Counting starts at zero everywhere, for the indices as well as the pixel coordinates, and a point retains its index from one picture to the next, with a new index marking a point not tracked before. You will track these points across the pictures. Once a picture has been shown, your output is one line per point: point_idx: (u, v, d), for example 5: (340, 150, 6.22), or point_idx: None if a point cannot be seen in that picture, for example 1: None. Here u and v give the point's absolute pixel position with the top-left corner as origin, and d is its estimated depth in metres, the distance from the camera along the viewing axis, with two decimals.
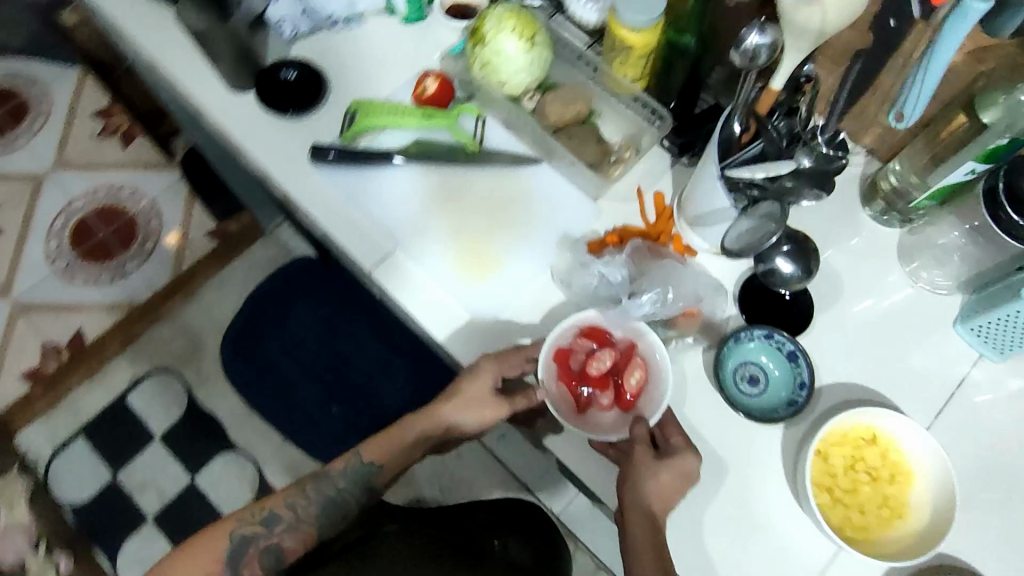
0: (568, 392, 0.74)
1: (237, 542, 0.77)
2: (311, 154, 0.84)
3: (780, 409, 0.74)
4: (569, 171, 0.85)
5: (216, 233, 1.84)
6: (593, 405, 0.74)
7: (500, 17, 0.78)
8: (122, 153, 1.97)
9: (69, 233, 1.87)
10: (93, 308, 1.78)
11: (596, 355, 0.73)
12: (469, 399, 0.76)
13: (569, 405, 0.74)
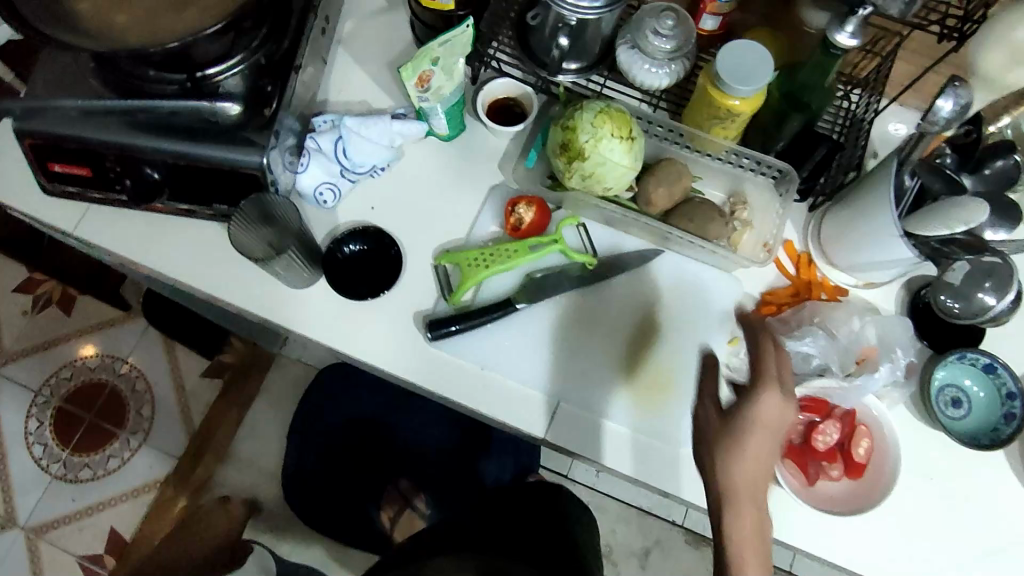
0: (797, 469, 0.71)
1: None
2: (428, 334, 0.73)
3: (997, 423, 0.73)
4: (695, 251, 0.78)
5: (212, 370, 1.46)
6: (823, 476, 0.71)
7: (596, 124, 0.70)
8: (65, 322, 1.51)
9: (51, 430, 1.45)
10: (115, 501, 1.40)
11: (821, 428, 0.71)
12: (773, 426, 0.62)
13: (799, 477, 0.70)
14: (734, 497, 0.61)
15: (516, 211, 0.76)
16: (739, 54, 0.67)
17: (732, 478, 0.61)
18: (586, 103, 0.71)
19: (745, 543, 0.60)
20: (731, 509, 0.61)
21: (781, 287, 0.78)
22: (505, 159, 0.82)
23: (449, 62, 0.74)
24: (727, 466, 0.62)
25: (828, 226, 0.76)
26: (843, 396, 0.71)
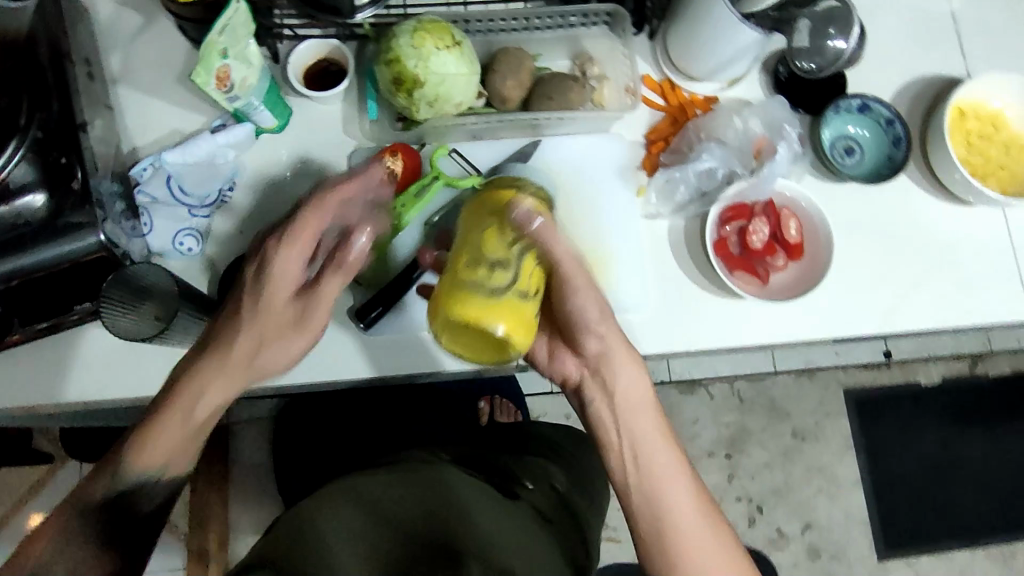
0: (749, 275, 0.73)
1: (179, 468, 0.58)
2: (360, 324, 0.70)
3: (891, 151, 0.77)
4: (568, 125, 0.77)
5: None
6: (772, 271, 0.74)
7: (416, 44, 0.65)
8: None
9: None
10: None
11: (750, 228, 0.73)
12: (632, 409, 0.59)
13: (751, 282, 0.73)
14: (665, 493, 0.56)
15: (386, 166, 0.70)
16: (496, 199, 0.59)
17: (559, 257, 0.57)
18: (396, 28, 0.66)
19: (676, 533, 0.55)
20: (664, 463, 0.57)
21: (658, 121, 0.78)
22: (348, 123, 0.76)
23: (240, 49, 0.66)
24: (674, 546, 0.55)
25: (674, 44, 0.76)
26: (755, 192, 0.73)
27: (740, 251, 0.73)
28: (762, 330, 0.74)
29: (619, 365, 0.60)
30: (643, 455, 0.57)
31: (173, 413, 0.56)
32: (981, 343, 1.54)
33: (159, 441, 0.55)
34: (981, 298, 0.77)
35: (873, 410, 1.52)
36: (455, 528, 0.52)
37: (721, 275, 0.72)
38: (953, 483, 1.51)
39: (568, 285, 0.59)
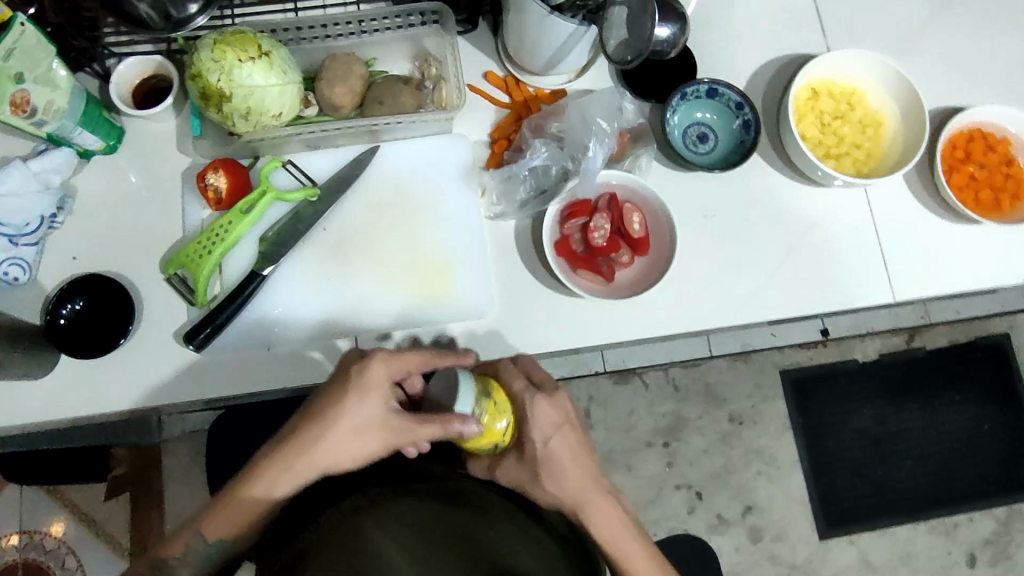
0: (593, 274, 0.71)
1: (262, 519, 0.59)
2: (190, 346, 0.68)
3: (740, 137, 0.75)
4: (408, 128, 0.75)
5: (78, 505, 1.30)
6: (618, 267, 0.72)
7: (217, 57, 0.63)
8: None
9: None
10: None
11: (592, 225, 0.71)
12: (585, 485, 0.65)
13: (596, 281, 0.71)
14: (628, 559, 0.65)
15: (208, 183, 0.70)
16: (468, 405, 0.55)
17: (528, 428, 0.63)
18: (198, 42, 0.64)
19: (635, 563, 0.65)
20: (625, 545, 0.65)
21: (501, 119, 0.76)
22: (182, 138, 0.74)
23: (39, 71, 0.64)
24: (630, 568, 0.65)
25: (508, 40, 0.74)
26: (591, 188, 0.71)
27: (584, 250, 0.71)
28: (613, 328, 0.72)
29: (558, 464, 0.64)
30: (600, 523, 0.65)
31: (246, 508, 0.58)
32: (917, 316, 1.53)
33: (236, 518, 0.58)
34: (844, 278, 0.75)
35: (811, 389, 1.51)
36: (485, 550, 0.54)
37: (562, 276, 0.70)
38: (894, 458, 1.49)
39: (535, 478, 0.64)
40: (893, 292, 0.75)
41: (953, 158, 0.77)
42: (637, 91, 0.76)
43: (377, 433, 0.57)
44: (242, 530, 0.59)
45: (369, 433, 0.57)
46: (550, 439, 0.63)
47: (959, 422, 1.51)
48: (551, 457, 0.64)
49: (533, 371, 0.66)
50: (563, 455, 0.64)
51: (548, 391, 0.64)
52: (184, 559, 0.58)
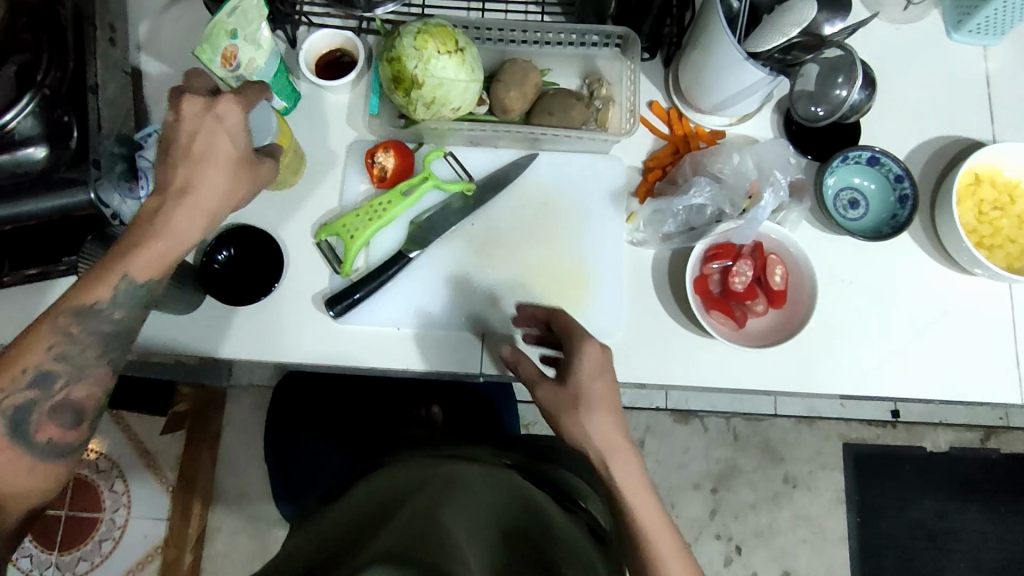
0: (725, 316, 0.72)
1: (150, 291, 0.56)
2: (331, 312, 0.71)
3: (894, 210, 0.75)
4: (567, 142, 0.77)
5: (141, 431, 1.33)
6: (751, 315, 0.72)
7: (418, 46, 0.66)
8: None
9: None
10: None
11: (733, 269, 0.72)
12: (610, 403, 0.59)
13: (728, 324, 0.72)
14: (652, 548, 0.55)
15: (376, 161, 0.73)
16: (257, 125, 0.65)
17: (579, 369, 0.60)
18: (402, 28, 0.67)
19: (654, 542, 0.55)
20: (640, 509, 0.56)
21: (659, 149, 0.77)
22: (352, 113, 0.78)
23: (251, 31, 0.67)
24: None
25: (684, 75, 0.75)
26: (745, 232, 0.71)
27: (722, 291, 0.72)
28: (732, 373, 0.72)
29: (593, 413, 0.58)
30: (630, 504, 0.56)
31: (157, 250, 0.54)
32: (997, 416, 1.48)
33: (163, 262, 0.55)
34: (973, 369, 0.74)
35: (872, 467, 1.47)
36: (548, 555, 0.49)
37: (697, 313, 0.70)
38: (945, 555, 1.45)
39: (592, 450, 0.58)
40: (1022, 394, 0.74)
41: None
42: (800, 146, 0.76)
43: (569, 403, 0.59)
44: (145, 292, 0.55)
45: (233, 173, 0.56)
46: (596, 383, 0.60)
47: (1021, 533, 1.45)
48: (588, 394, 0.59)
49: (570, 326, 0.63)
50: (596, 382, 0.60)
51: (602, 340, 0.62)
52: (70, 342, 0.54)
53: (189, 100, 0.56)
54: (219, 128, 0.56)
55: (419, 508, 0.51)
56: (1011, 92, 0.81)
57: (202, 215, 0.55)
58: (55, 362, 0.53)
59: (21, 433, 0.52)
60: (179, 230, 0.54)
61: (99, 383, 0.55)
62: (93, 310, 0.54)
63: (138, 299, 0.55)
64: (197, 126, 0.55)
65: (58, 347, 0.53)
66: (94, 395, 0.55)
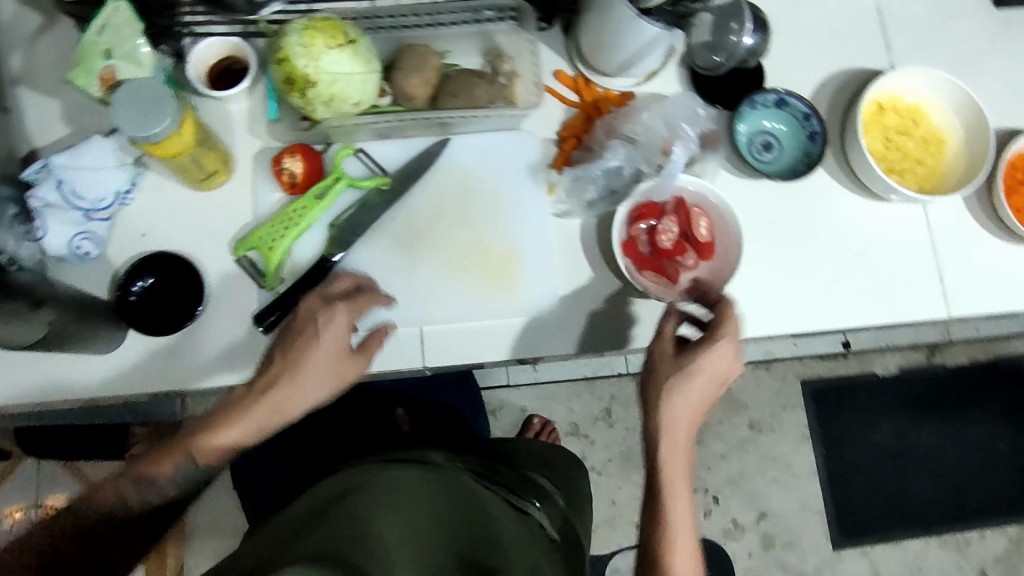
0: (657, 275, 0.72)
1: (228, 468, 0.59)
2: (261, 328, 0.69)
3: (806, 148, 0.76)
4: (477, 122, 0.76)
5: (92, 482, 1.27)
6: (683, 271, 0.72)
7: (305, 44, 0.64)
8: None
9: None
10: None
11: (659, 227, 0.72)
12: (726, 369, 0.64)
13: (661, 283, 0.71)
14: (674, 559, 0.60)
15: (283, 167, 0.71)
16: (138, 95, 0.60)
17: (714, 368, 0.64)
18: (287, 26, 0.65)
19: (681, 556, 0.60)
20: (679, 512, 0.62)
21: (571, 117, 0.77)
22: (254, 121, 0.75)
23: (126, 47, 0.65)
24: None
25: (584, 40, 0.74)
26: (660, 190, 0.72)
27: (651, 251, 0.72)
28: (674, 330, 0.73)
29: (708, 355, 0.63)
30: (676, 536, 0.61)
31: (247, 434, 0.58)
32: (938, 333, 1.54)
33: (262, 424, 0.59)
34: (899, 291, 0.76)
35: (830, 400, 1.52)
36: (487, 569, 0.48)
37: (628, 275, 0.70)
38: (909, 473, 1.50)
39: (665, 407, 0.63)
40: (949, 309, 0.77)
41: (1013, 181, 0.77)
42: (708, 96, 0.76)
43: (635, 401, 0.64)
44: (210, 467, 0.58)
45: (334, 378, 0.61)
46: (705, 359, 0.63)
47: (975, 440, 1.52)
48: (690, 364, 0.63)
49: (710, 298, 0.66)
50: (699, 383, 0.63)
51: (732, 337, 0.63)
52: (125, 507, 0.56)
53: (310, 300, 0.63)
54: (341, 306, 0.62)
55: (359, 508, 0.51)
56: (904, 19, 0.82)
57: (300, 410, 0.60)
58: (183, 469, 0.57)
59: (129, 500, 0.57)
60: (266, 409, 0.59)
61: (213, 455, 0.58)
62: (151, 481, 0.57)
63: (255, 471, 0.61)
64: (334, 333, 0.61)
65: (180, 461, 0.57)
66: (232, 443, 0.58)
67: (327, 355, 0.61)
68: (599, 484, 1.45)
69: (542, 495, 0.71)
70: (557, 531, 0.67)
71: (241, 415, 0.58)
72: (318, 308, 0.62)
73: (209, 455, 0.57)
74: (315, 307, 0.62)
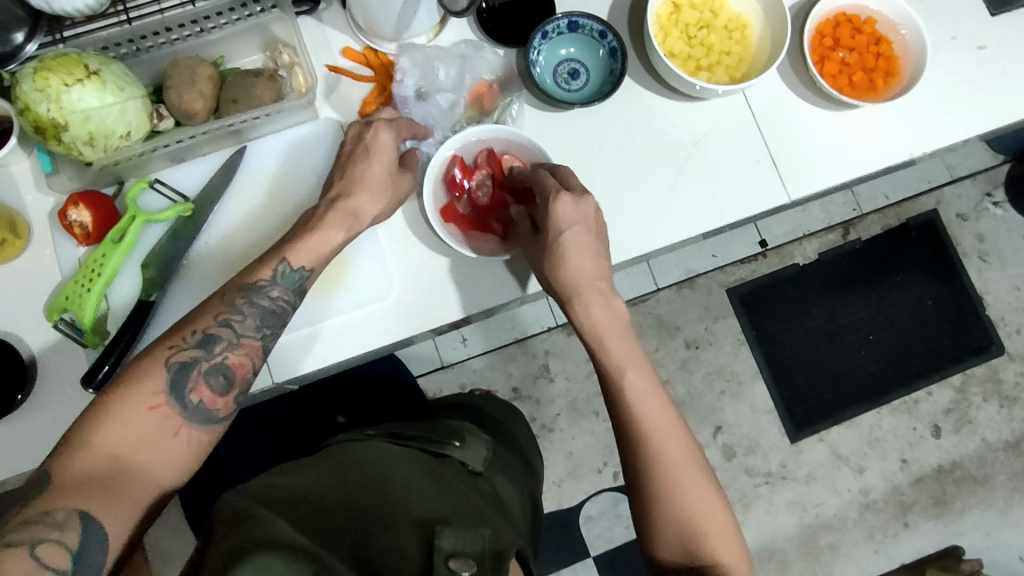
0: (485, 234, 0.71)
1: (172, 371, 0.56)
2: (90, 388, 0.66)
3: (610, 69, 0.74)
4: (271, 123, 0.72)
5: None
6: (508, 224, 0.72)
7: (41, 86, 0.60)
8: None
9: None
10: None
11: (472, 184, 0.72)
12: (582, 244, 0.65)
13: (491, 238, 0.71)
14: (670, 471, 0.62)
15: (72, 220, 0.67)
16: None
17: (568, 240, 0.65)
18: (19, 73, 0.61)
19: (676, 467, 0.62)
20: (660, 425, 0.63)
21: (369, 94, 0.74)
22: (37, 179, 0.71)
23: None
24: (686, 487, 0.62)
25: (355, 12, 0.70)
26: (467, 149, 0.72)
27: (470, 211, 0.72)
28: None
29: (567, 235, 0.65)
30: (659, 444, 0.62)
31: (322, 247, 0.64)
32: (848, 208, 1.45)
33: (317, 252, 0.64)
34: (738, 184, 0.75)
35: (758, 302, 1.42)
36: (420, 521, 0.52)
37: (447, 233, 0.69)
38: (846, 350, 1.43)
39: (570, 292, 0.65)
40: (787, 192, 0.76)
41: (823, 48, 0.77)
42: (497, 38, 0.74)
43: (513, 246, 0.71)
44: (172, 399, 0.55)
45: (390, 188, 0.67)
46: (566, 232, 0.65)
47: (902, 303, 1.45)
48: (561, 243, 0.65)
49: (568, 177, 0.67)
50: (580, 254, 0.65)
51: (572, 191, 0.66)
52: (69, 482, 0.49)
53: (353, 127, 0.69)
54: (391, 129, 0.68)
55: (265, 515, 0.48)
56: None
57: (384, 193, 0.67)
58: (221, 327, 0.59)
59: (180, 392, 0.56)
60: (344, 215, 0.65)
61: (250, 355, 0.60)
62: (121, 418, 0.53)
63: (294, 284, 0.63)
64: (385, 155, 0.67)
65: (223, 314, 0.59)
66: (245, 365, 0.60)
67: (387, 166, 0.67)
68: (551, 440, 1.34)
69: (463, 433, 0.72)
70: (481, 464, 0.68)
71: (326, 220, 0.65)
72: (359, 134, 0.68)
73: (174, 397, 0.55)
74: (361, 130, 0.68)
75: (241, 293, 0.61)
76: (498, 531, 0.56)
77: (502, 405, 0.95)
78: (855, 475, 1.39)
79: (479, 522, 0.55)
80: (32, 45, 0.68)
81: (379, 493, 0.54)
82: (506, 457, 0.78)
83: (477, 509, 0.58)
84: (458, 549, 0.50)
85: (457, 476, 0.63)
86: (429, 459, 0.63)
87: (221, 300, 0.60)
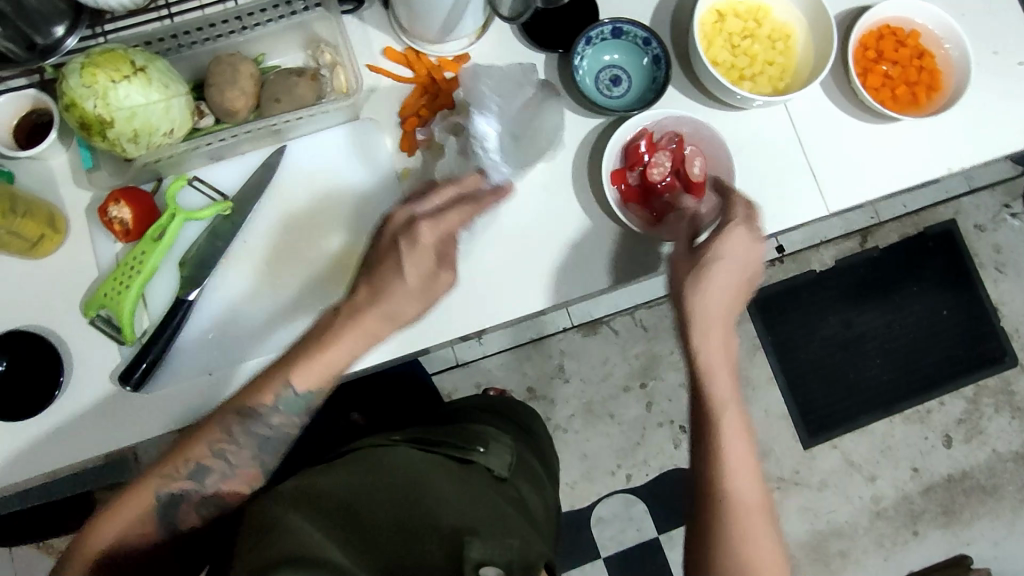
0: (644, 208, 0.72)
1: (163, 499, 0.56)
2: (128, 386, 0.66)
3: (653, 77, 0.74)
4: (309, 122, 0.72)
5: None
6: (665, 209, 0.73)
7: (88, 83, 0.59)
8: None
9: None
10: None
11: (651, 160, 0.71)
12: (728, 269, 0.64)
13: (643, 216, 0.72)
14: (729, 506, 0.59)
15: (112, 217, 0.66)
16: None
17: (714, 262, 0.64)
18: (66, 68, 0.60)
19: (736, 500, 0.60)
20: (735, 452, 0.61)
21: (408, 95, 0.73)
22: (75, 173, 0.70)
23: None
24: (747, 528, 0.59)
25: (399, 13, 0.70)
26: (659, 130, 0.73)
27: (636, 182, 0.72)
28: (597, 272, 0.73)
29: (721, 246, 0.63)
30: (726, 473, 0.60)
31: (328, 366, 0.59)
32: (868, 216, 1.44)
33: (329, 372, 0.59)
34: (776, 195, 0.75)
35: (775, 307, 1.42)
36: (454, 530, 0.50)
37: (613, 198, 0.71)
38: (861, 357, 1.43)
39: (695, 318, 0.63)
40: (826, 205, 0.76)
41: (865, 60, 0.76)
42: (540, 42, 0.74)
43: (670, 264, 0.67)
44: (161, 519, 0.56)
45: (420, 297, 0.60)
46: (720, 260, 0.63)
47: (918, 312, 1.45)
48: (710, 267, 0.63)
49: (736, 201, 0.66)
50: (722, 270, 0.64)
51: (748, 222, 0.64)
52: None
53: (394, 221, 0.61)
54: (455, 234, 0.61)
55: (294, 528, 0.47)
56: None
57: (421, 297, 0.60)
58: (216, 459, 0.58)
59: (167, 519, 0.57)
60: (365, 329, 0.60)
61: (245, 482, 0.59)
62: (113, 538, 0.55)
63: (296, 407, 0.59)
64: (416, 262, 0.59)
65: (215, 444, 0.58)
66: (241, 493, 0.59)
67: (419, 275, 0.59)
68: (566, 442, 1.34)
69: (487, 438, 0.71)
70: (506, 469, 0.68)
71: (340, 336, 0.59)
72: (398, 233, 0.60)
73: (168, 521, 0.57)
74: (399, 229, 0.60)
75: (238, 420, 0.58)
76: (528, 542, 0.55)
77: (521, 404, 0.95)
78: (867, 482, 1.39)
79: (507, 531, 0.54)
80: (74, 39, 0.66)
81: (408, 497, 0.53)
82: (529, 460, 0.78)
83: (506, 518, 0.57)
84: (487, 558, 0.48)
85: (482, 481, 0.63)
86: (454, 465, 0.63)
87: (215, 430, 0.57)
